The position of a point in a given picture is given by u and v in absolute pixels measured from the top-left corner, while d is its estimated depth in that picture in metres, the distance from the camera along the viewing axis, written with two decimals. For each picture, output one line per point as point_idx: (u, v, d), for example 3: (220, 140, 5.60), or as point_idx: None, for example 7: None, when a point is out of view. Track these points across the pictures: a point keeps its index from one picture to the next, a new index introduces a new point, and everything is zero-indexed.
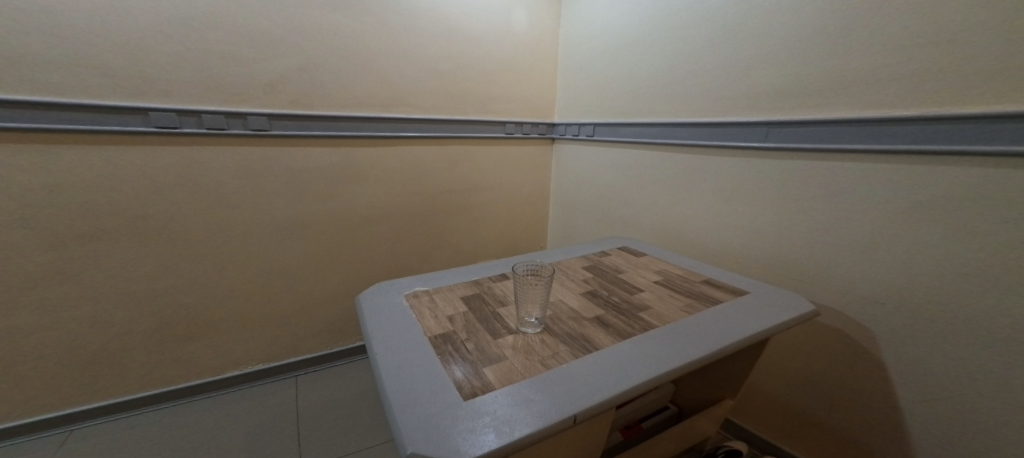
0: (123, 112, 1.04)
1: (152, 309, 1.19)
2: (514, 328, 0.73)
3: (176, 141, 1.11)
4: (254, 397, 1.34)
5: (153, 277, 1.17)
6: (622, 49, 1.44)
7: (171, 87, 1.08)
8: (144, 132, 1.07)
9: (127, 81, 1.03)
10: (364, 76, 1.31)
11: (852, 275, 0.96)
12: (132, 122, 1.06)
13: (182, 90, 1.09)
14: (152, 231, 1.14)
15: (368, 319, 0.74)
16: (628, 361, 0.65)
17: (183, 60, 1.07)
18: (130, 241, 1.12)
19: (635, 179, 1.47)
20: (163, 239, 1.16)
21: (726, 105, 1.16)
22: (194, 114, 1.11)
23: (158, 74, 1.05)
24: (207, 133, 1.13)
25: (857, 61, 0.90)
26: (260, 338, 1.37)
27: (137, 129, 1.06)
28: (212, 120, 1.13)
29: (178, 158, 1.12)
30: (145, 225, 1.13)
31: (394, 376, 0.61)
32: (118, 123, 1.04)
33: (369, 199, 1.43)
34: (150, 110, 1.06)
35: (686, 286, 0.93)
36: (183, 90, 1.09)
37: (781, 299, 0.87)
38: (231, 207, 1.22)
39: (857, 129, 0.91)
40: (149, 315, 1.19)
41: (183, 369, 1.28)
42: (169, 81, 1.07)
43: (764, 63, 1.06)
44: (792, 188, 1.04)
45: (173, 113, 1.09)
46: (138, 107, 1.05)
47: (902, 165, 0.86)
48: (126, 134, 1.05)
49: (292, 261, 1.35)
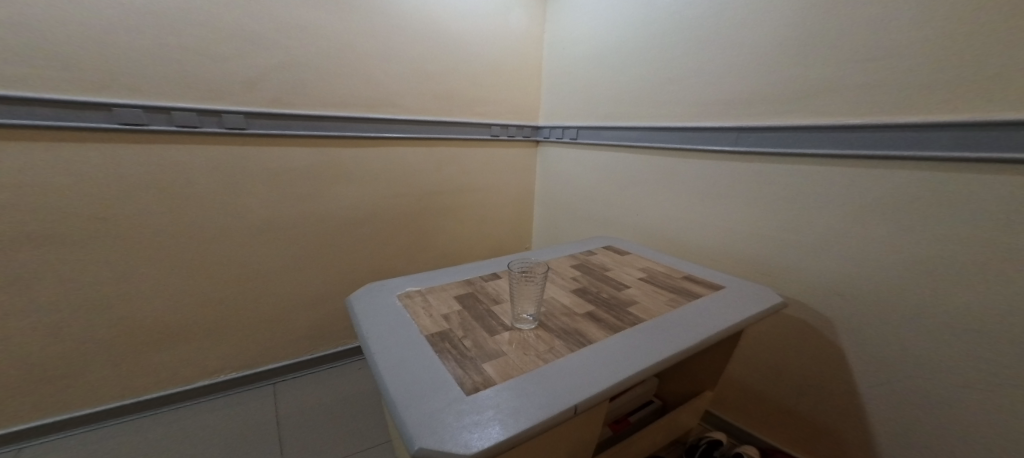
0: (85, 107, 0.98)
1: (116, 317, 1.13)
2: (509, 324, 0.75)
3: (144, 139, 1.06)
4: (229, 406, 1.29)
5: (114, 281, 1.10)
6: (607, 54, 1.48)
7: (139, 81, 1.02)
8: (108, 129, 1.01)
9: (91, 74, 0.98)
10: (348, 75, 1.29)
11: (818, 271, 1.03)
12: (93, 119, 1.00)
13: (151, 85, 1.04)
14: (118, 236, 1.08)
15: (362, 320, 0.73)
16: (621, 353, 0.68)
17: (154, 53, 1.02)
18: (91, 246, 1.06)
19: (617, 181, 1.52)
20: (128, 243, 1.10)
21: (702, 111, 1.22)
22: (163, 111, 1.06)
23: (125, 68, 1.00)
24: (178, 131, 1.08)
25: (819, 72, 0.98)
26: (235, 344, 1.32)
27: (100, 125, 1.00)
28: (183, 117, 1.09)
29: (147, 157, 1.07)
30: (108, 229, 1.06)
31: (394, 372, 0.61)
32: (78, 119, 0.98)
33: (352, 201, 1.40)
34: (114, 106, 1.01)
35: (669, 281, 0.97)
36: (152, 86, 1.04)
37: (753, 292, 0.93)
38: (204, 208, 1.17)
39: (819, 135, 0.99)
40: (113, 323, 1.13)
41: (150, 379, 1.21)
42: (139, 75, 1.02)
43: (737, 72, 1.12)
44: (762, 190, 1.11)
45: (140, 110, 1.04)
46: (100, 102, 0.99)
47: (860, 168, 0.94)
48: (88, 130, 0.99)
49: (271, 265, 1.31)
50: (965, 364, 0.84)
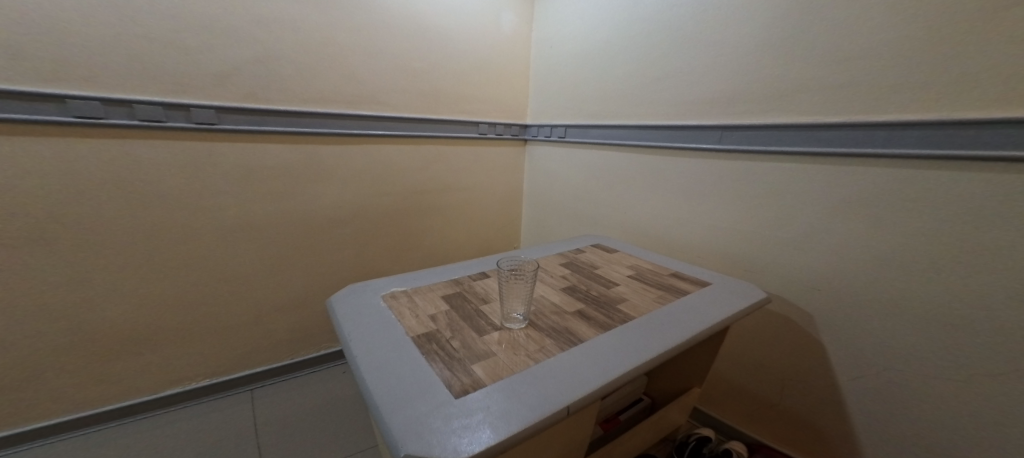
0: (36, 99, 0.91)
1: (75, 324, 1.06)
2: (498, 324, 0.73)
3: (102, 134, 0.99)
4: (204, 414, 1.24)
5: (73, 286, 1.04)
6: (594, 53, 1.48)
7: (97, 73, 0.96)
8: (61, 123, 0.94)
9: (44, 65, 0.91)
10: (329, 70, 1.25)
11: (801, 267, 1.04)
12: (45, 112, 0.93)
13: (111, 76, 0.97)
14: (77, 238, 1.01)
15: (345, 322, 0.71)
16: (613, 351, 0.67)
17: (115, 43, 0.96)
18: (47, 248, 0.99)
19: (604, 180, 1.52)
20: (88, 245, 1.03)
21: (688, 110, 1.22)
22: (124, 104, 1.00)
23: (81, 59, 0.94)
24: (141, 125, 1.02)
25: (803, 72, 0.99)
26: (209, 350, 1.26)
27: (52, 118, 0.93)
28: (145, 110, 1.02)
29: (108, 154, 1.00)
30: (65, 230, 1.00)
31: (377, 375, 0.59)
32: (28, 111, 0.91)
33: (334, 200, 1.36)
34: (67, 97, 0.94)
35: (657, 279, 0.97)
36: (111, 78, 0.97)
37: (738, 289, 0.93)
38: (173, 208, 1.11)
39: (803, 133, 1.00)
40: (73, 330, 1.06)
41: (115, 387, 1.15)
42: (97, 66, 0.96)
43: (722, 72, 1.13)
44: (747, 188, 1.12)
45: (98, 102, 0.97)
46: (52, 93, 0.92)
47: (842, 165, 0.95)
48: (40, 123, 0.92)
49: (247, 268, 1.25)
50: (942, 357, 0.87)
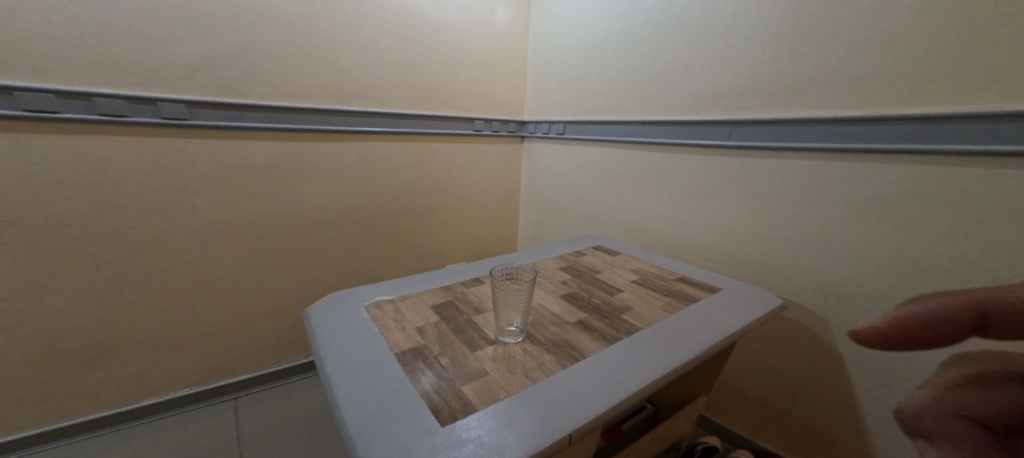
0: None
1: (34, 334, 0.98)
2: (492, 338, 0.66)
3: (59, 129, 0.91)
4: (181, 425, 1.17)
5: (30, 294, 0.96)
6: (594, 46, 1.42)
7: (51, 63, 0.88)
8: (13, 117, 0.87)
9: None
10: (313, 63, 1.18)
11: (814, 271, 0.98)
12: None
13: (69, 67, 0.90)
14: (35, 241, 0.94)
15: (322, 337, 0.64)
16: (619, 368, 0.61)
17: (70, 30, 0.88)
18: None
19: (604, 178, 1.46)
20: (46, 249, 0.95)
21: (694, 104, 1.16)
22: (82, 97, 0.92)
23: (34, 48, 0.86)
24: (102, 119, 0.94)
25: (817, 63, 0.92)
26: (187, 359, 1.19)
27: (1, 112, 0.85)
28: (107, 104, 0.94)
29: (67, 150, 0.93)
30: (20, 233, 0.92)
31: (353, 399, 0.52)
32: None
33: (319, 200, 1.29)
34: (17, 89, 0.86)
35: (663, 284, 0.91)
36: (69, 68, 0.90)
37: (749, 294, 0.87)
38: (142, 209, 1.03)
39: (817, 128, 0.94)
40: (32, 340, 0.98)
41: (83, 400, 1.08)
42: (52, 56, 0.88)
43: (730, 64, 1.07)
44: (756, 187, 1.05)
45: (53, 95, 0.89)
46: None
47: (858, 162, 0.89)
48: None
49: (225, 272, 1.18)
50: None
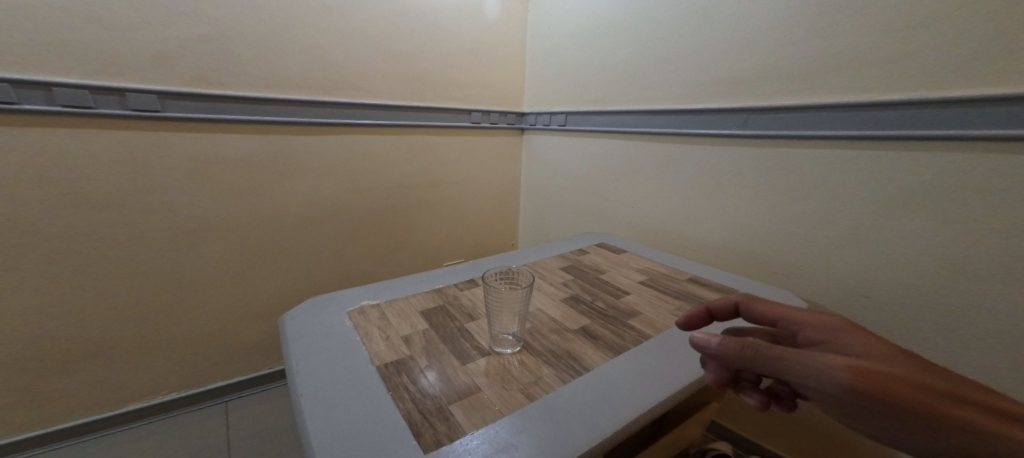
0: None
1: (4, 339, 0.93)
2: (486, 348, 0.60)
3: (19, 122, 0.85)
4: (166, 432, 1.12)
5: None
6: (596, 31, 1.34)
7: (10, 51, 0.82)
8: None
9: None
10: (299, 53, 1.12)
11: (836, 270, 0.90)
12: None
13: (29, 55, 0.84)
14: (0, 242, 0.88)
15: (296, 347, 0.58)
16: (626, 383, 0.54)
17: (25, 15, 0.82)
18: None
19: (608, 171, 1.39)
20: (10, 250, 0.89)
21: (703, 91, 1.08)
22: (40, 86, 0.86)
23: None
24: (63, 111, 0.88)
25: (837, 43, 0.84)
26: (172, 362, 1.14)
27: None
28: (71, 95, 0.89)
29: (31, 144, 0.87)
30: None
31: (323, 420, 0.46)
32: None
33: (307, 197, 1.23)
34: None
35: (672, 285, 0.84)
36: (30, 57, 0.84)
37: (767, 295, 0.80)
38: (115, 206, 0.98)
39: (838, 114, 0.86)
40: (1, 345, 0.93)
41: (62, 406, 1.03)
42: (11, 43, 0.82)
43: (741, 47, 0.99)
44: (771, 179, 0.98)
45: (8, 85, 0.83)
46: None
47: (889, 152, 0.80)
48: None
49: (207, 273, 1.13)
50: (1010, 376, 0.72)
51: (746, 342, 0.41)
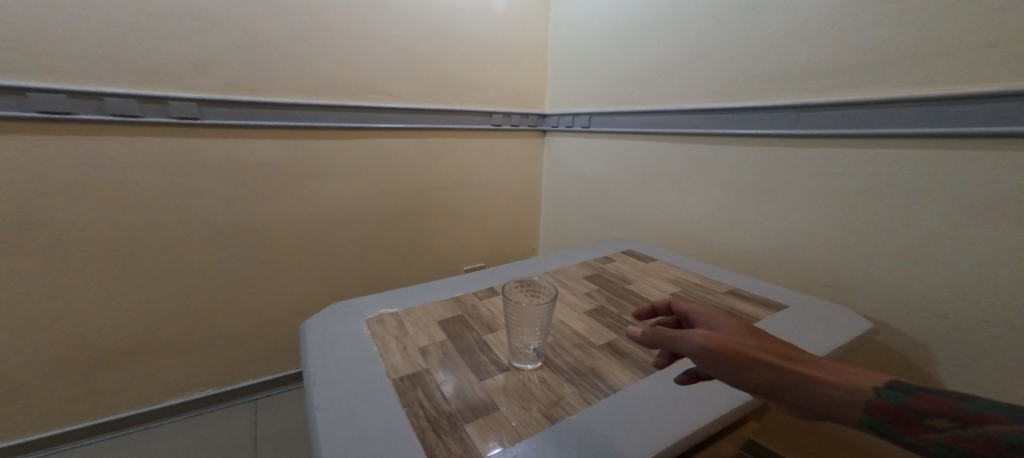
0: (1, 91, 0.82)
1: (54, 335, 0.97)
2: (505, 363, 0.57)
3: (72, 130, 0.89)
4: (198, 428, 1.14)
5: (45, 295, 0.94)
6: (621, 29, 1.30)
7: (65, 62, 0.86)
8: (28, 119, 0.85)
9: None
10: (323, 57, 1.13)
11: (891, 285, 0.79)
12: (8, 107, 0.83)
13: (79, 65, 0.88)
14: (54, 243, 0.93)
15: (315, 356, 0.57)
16: (658, 407, 0.49)
17: (75, 27, 0.85)
18: (10, 257, 0.89)
19: (634, 173, 1.33)
20: (68, 248, 0.94)
21: (737, 89, 1.01)
22: (93, 96, 0.90)
23: (43, 46, 0.84)
24: (113, 120, 0.92)
25: (892, 32, 0.75)
26: (203, 361, 1.17)
27: (15, 115, 0.84)
28: (121, 104, 0.93)
29: (80, 151, 0.91)
30: (32, 237, 0.90)
31: (337, 435, 0.44)
32: None
33: (332, 201, 1.24)
34: (31, 90, 0.84)
35: (707, 297, 0.78)
36: (80, 67, 0.88)
37: (818, 309, 0.73)
38: (155, 209, 1.01)
39: (896, 110, 0.76)
40: (50, 341, 0.97)
41: (104, 401, 1.06)
42: (63, 55, 0.86)
43: (778, 39, 0.92)
44: (813, 182, 0.89)
45: (64, 95, 0.87)
46: (14, 85, 0.82)
47: (957, 152, 0.70)
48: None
49: (239, 275, 1.15)
50: None
51: (657, 330, 0.42)
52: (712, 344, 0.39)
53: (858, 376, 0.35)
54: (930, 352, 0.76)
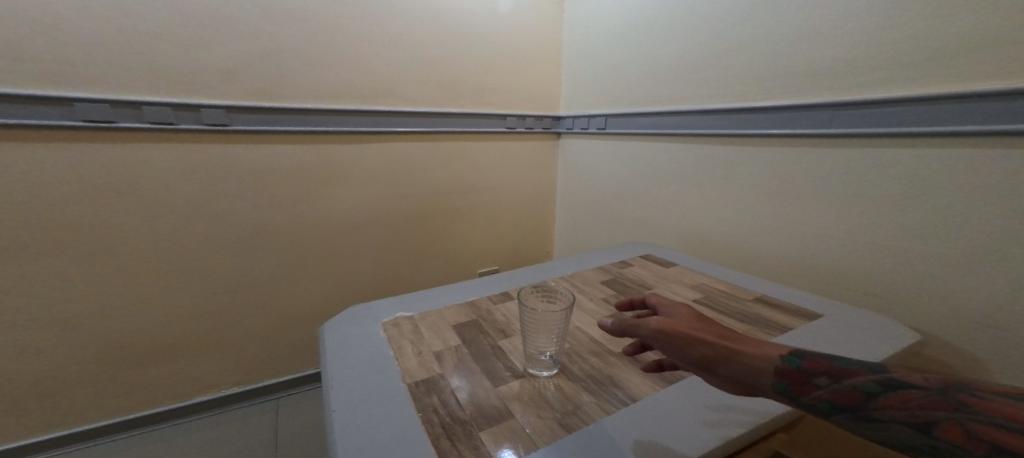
0: (50, 102, 0.87)
1: (91, 334, 1.01)
2: (520, 370, 0.56)
3: (110, 138, 0.93)
4: (223, 425, 1.17)
5: (84, 295, 0.98)
6: (638, 28, 1.28)
7: (104, 73, 0.90)
8: (72, 127, 0.89)
9: (42, 63, 0.85)
10: (342, 63, 1.15)
11: (930, 292, 0.75)
12: (54, 116, 0.87)
13: (116, 75, 0.91)
14: (95, 246, 0.97)
15: (333, 359, 0.57)
16: (681, 419, 0.47)
17: (111, 39, 0.89)
18: (53, 258, 0.93)
19: (651, 175, 1.30)
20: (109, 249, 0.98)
21: (760, 87, 0.98)
22: (132, 105, 0.94)
23: (82, 57, 0.87)
24: (152, 127, 0.96)
25: (930, 24, 0.71)
26: (228, 360, 1.20)
27: (61, 124, 0.88)
28: (158, 113, 0.96)
29: (117, 157, 0.95)
30: (71, 239, 0.94)
31: (352, 439, 0.44)
32: (38, 116, 0.86)
33: (351, 204, 1.26)
34: (78, 100, 0.88)
35: (731, 303, 0.75)
36: (117, 77, 0.91)
37: (851, 318, 0.69)
38: (186, 213, 1.04)
39: (935, 107, 0.71)
40: (88, 339, 1.01)
41: (135, 397, 1.10)
42: (101, 65, 0.89)
43: (803, 35, 0.88)
44: (841, 185, 0.84)
45: (108, 105, 0.91)
46: (63, 97, 0.87)
47: (1004, 152, 0.65)
48: (44, 127, 0.87)
49: (263, 276, 1.18)
50: None
51: (623, 320, 0.46)
52: (665, 326, 0.43)
53: (771, 349, 0.39)
54: (974, 363, 0.71)
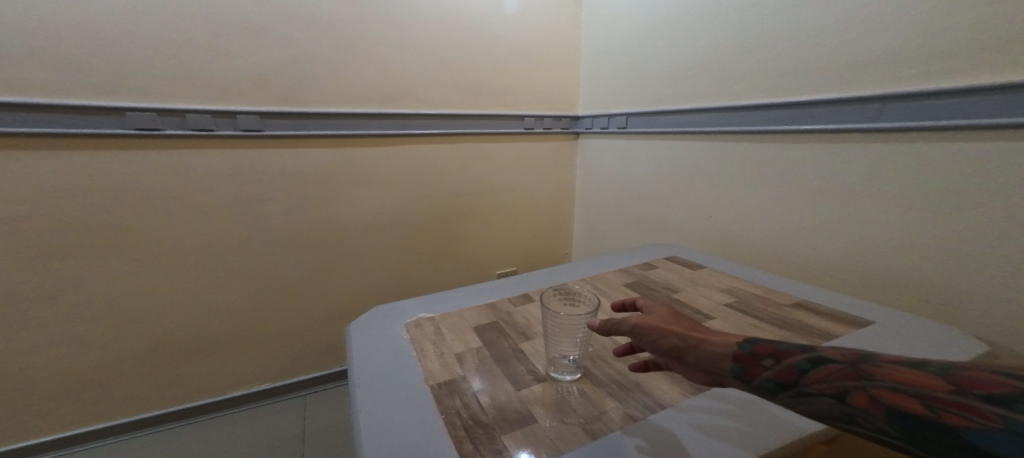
0: (102, 111, 0.92)
1: (134, 330, 1.06)
2: (542, 374, 0.55)
3: (153, 144, 0.98)
4: (254, 420, 1.21)
5: (130, 293, 1.03)
6: (659, 25, 1.25)
7: (148, 83, 0.94)
8: (122, 135, 0.94)
9: (93, 74, 0.90)
10: (364, 67, 1.17)
11: (981, 296, 0.70)
12: (106, 124, 0.92)
13: (158, 84, 0.95)
14: (141, 247, 1.02)
15: (358, 358, 0.58)
16: (712, 429, 0.46)
17: (152, 49, 0.93)
18: (100, 258, 0.98)
19: (674, 174, 1.27)
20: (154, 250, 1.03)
21: (788, 83, 0.93)
22: (177, 113, 0.98)
23: (127, 67, 0.92)
24: (194, 134, 1.00)
25: (979, 10, 0.66)
26: (258, 358, 1.23)
27: (113, 132, 0.93)
28: (198, 119, 1.01)
29: (160, 161, 0.99)
30: (117, 240, 0.99)
31: (377, 440, 0.44)
32: (91, 125, 0.91)
33: (374, 206, 1.28)
34: (127, 110, 0.93)
35: (761, 308, 0.73)
36: (160, 85, 0.96)
37: (897, 323, 0.66)
38: (222, 215, 1.08)
39: (989, 98, 0.66)
40: (133, 335, 1.06)
41: (173, 392, 1.14)
42: (145, 75, 0.94)
43: (834, 27, 0.84)
44: (879, 183, 0.80)
45: (153, 113, 0.96)
46: (114, 106, 0.92)
47: None
48: (98, 135, 0.92)
49: (292, 276, 1.21)
50: None
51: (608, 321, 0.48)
52: (642, 321, 0.45)
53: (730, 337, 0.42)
54: None
